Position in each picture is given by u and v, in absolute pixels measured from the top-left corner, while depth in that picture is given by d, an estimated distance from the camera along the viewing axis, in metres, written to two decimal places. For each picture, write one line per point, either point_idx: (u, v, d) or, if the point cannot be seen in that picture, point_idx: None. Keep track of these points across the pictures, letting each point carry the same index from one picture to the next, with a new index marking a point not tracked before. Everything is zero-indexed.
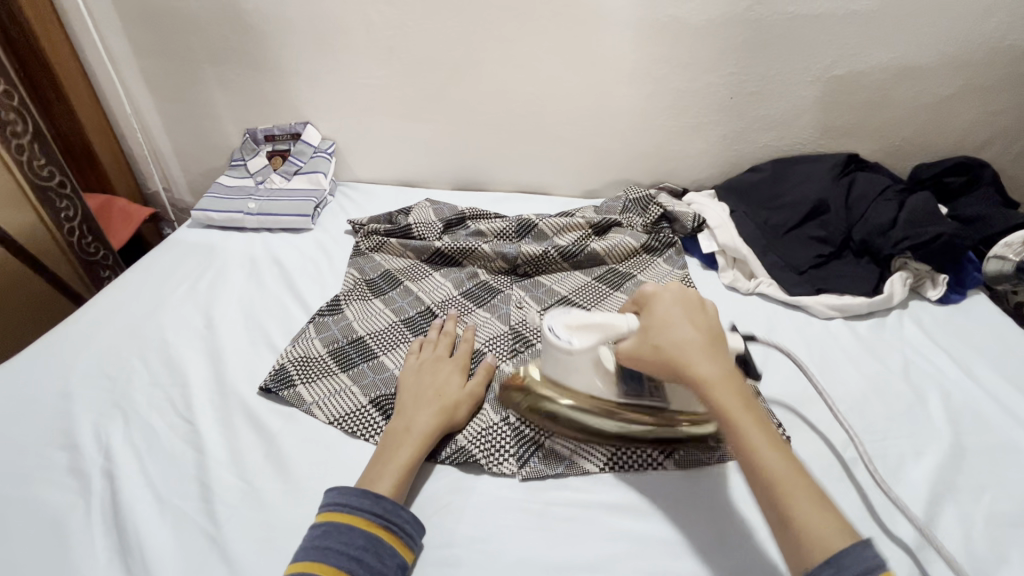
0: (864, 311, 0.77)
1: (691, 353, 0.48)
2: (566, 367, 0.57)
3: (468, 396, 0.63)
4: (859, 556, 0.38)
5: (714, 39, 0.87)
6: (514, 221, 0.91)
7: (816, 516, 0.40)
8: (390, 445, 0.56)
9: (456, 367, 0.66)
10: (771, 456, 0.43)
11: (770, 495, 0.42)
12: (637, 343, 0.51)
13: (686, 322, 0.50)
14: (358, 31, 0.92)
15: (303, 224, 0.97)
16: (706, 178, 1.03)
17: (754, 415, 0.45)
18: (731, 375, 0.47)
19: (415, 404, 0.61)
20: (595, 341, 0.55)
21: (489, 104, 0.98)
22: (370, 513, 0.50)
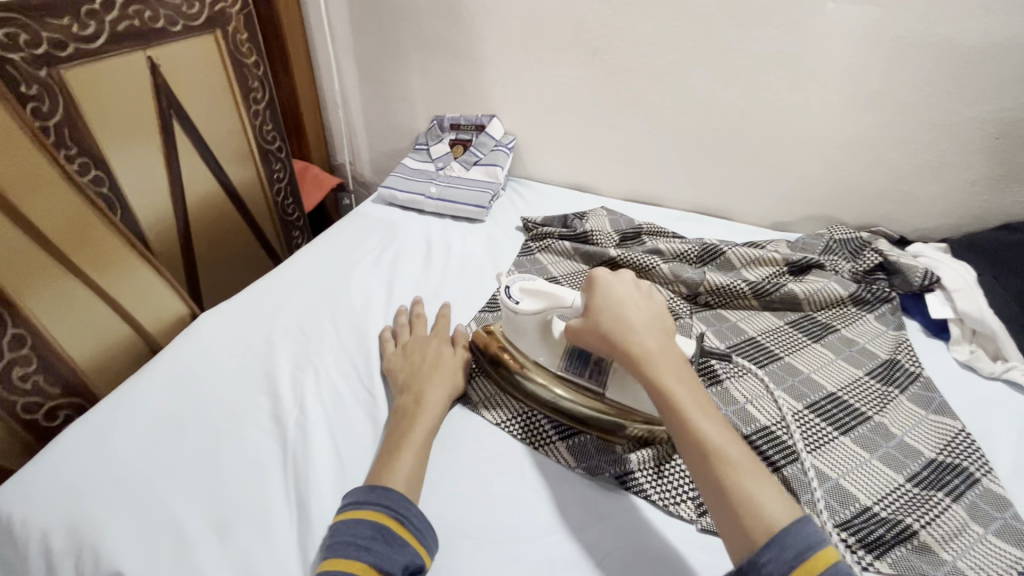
0: None
1: (635, 333, 0.52)
2: (514, 325, 0.64)
3: (460, 365, 0.66)
4: (796, 533, 0.39)
5: (989, 67, 0.72)
6: (698, 244, 0.84)
7: (760, 485, 0.42)
8: (404, 416, 0.58)
9: (439, 340, 0.68)
10: (703, 423, 0.46)
11: (707, 465, 0.44)
12: (583, 322, 0.56)
13: (629, 300, 0.55)
14: (568, 30, 0.90)
15: (478, 215, 0.97)
16: (934, 228, 0.87)
17: (685, 389, 0.48)
18: (666, 352, 0.51)
19: (420, 377, 0.62)
20: (541, 306, 0.61)
21: (687, 116, 0.92)
22: (377, 505, 0.48)
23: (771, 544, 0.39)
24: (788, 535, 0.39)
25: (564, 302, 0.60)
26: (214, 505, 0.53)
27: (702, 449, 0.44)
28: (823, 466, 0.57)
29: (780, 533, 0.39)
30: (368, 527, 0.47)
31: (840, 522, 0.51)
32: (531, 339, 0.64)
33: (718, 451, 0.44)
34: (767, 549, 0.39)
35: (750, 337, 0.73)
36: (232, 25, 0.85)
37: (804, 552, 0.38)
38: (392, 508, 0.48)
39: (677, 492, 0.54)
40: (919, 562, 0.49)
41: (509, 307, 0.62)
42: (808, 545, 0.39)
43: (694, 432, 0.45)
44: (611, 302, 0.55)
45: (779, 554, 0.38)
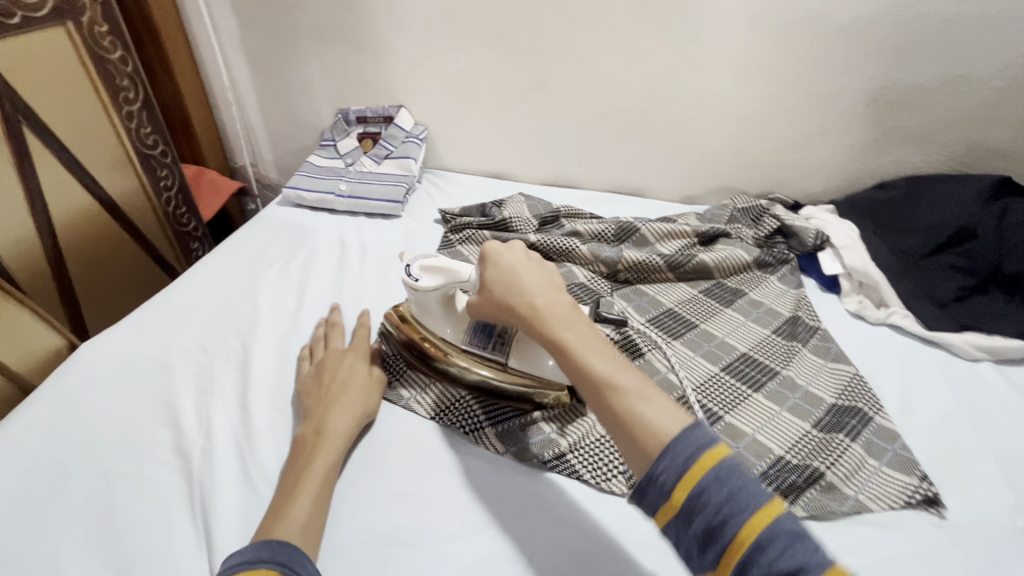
0: (1019, 356, 0.68)
1: (527, 288, 0.51)
2: (419, 303, 0.62)
3: (374, 385, 0.61)
4: (684, 440, 0.39)
5: (858, 39, 0.78)
6: (614, 223, 0.86)
7: (651, 405, 0.42)
8: (302, 451, 0.52)
9: (354, 355, 0.63)
10: (597, 362, 0.45)
11: (603, 398, 0.43)
12: (479, 297, 0.55)
13: (522, 261, 0.54)
14: (470, 12, 0.88)
15: (393, 210, 0.94)
16: (823, 191, 0.94)
17: (581, 335, 0.47)
18: (561, 303, 0.50)
19: (326, 399, 0.57)
20: (440, 283, 0.59)
21: (595, 98, 0.93)
22: (273, 563, 0.41)
23: (664, 455, 0.39)
24: (678, 446, 0.39)
25: (463, 277, 0.58)
26: (106, 554, 0.47)
27: (597, 387, 0.44)
28: (738, 423, 0.60)
29: (671, 446, 0.39)
30: None
31: (758, 473, 0.55)
32: (436, 315, 0.62)
33: (612, 384, 0.43)
34: (660, 461, 0.39)
35: (668, 309, 0.76)
36: (88, 16, 0.75)
37: (692, 455, 0.39)
38: (286, 566, 0.41)
39: (610, 464, 0.55)
40: (826, 500, 0.53)
41: (409, 285, 0.60)
42: (696, 448, 0.39)
43: (590, 372, 0.45)
44: (500, 264, 0.53)
45: (671, 462, 0.39)
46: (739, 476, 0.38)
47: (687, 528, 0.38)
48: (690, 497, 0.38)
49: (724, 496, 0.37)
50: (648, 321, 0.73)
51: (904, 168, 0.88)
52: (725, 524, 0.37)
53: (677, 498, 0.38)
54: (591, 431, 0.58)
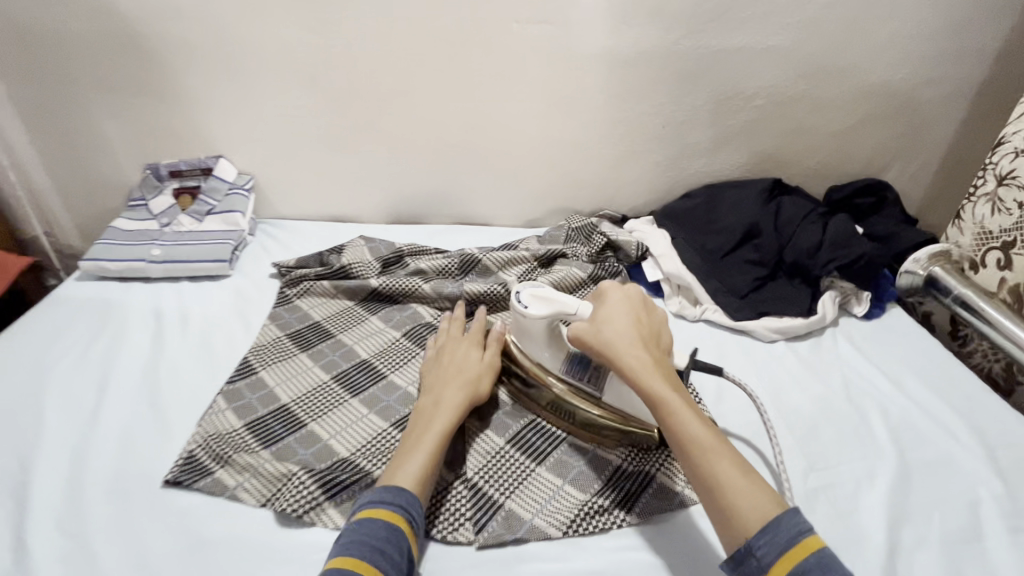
0: (802, 331, 0.81)
1: (633, 346, 0.54)
2: (525, 331, 0.63)
3: (486, 369, 0.64)
4: (789, 520, 0.44)
5: (645, 70, 0.88)
6: (456, 256, 0.87)
7: (727, 472, 0.47)
8: (422, 417, 0.58)
9: (469, 342, 0.67)
10: (694, 427, 0.49)
11: (692, 461, 0.48)
12: (586, 333, 0.57)
13: (630, 318, 0.57)
14: (280, 57, 0.85)
15: (220, 270, 0.86)
16: (644, 204, 1.04)
17: (681, 398, 0.51)
18: (659, 362, 0.54)
19: (440, 380, 0.62)
20: (549, 312, 0.61)
21: (425, 135, 0.94)
22: (396, 505, 0.49)
23: (766, 531, 0.43)
24: (782, 523, 0.44)
25: (571, 310, 0.60)
26: None
27: (691, 451, 0.48)
28: (580, 440, 0.63)
29: (775, 521, 0.44)
30: (383, 527, 0.47)
31: (597, 487, 0.58)
32: (538, 343, 0.63)
33: (704, 446, 0.48)
34: (762, 535, 0.43)
35: None
36: None
37: (796, 536, 0.43)
38: (407, 507, 0.49)
39: (456, 513, 0.55)
40: (658, 500, 0.56)
41: (520, 312, 0.62)
42: (798, 531, 0.43)
43: (687, 438, 0.49)
44: (610, 321, 0.57)
45: (773, 538, 0.43)
46: (836, 566, 0.42)
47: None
48: (791, 575, 0.42)
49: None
50: None
51: (704, 178, 1.00)
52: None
53: (777, 572, 0.42)
54: (434, 482, 0.57)
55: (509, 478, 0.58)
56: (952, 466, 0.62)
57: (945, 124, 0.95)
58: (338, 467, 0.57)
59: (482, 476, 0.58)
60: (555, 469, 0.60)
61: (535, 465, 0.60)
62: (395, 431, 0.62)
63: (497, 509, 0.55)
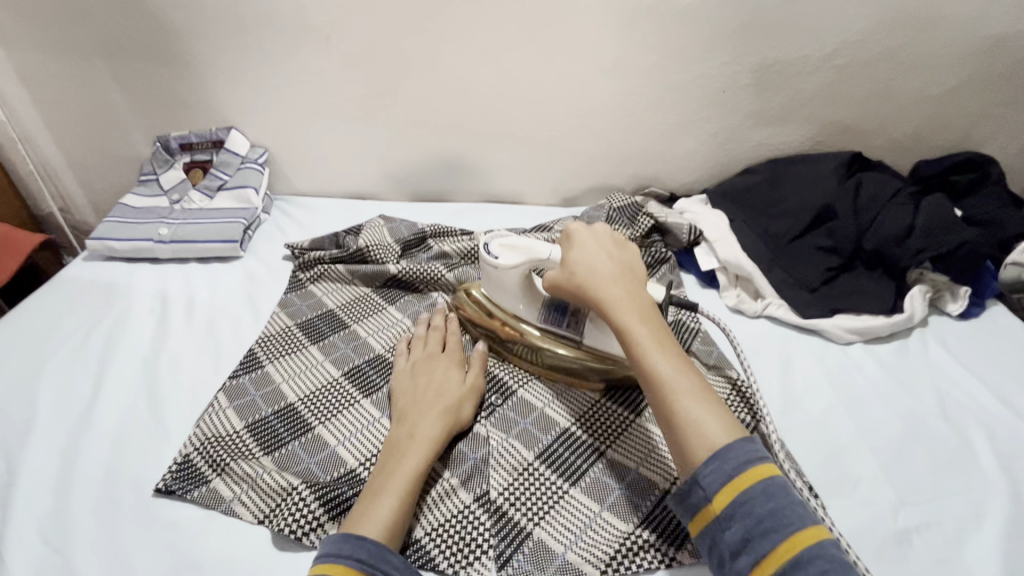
0: (885, 333, 0.69)
1: (604, 279, 0.52)
2: (496, 284, 0.59)
3: (469, 393, 0.56)
4: (739, 449, 0.41)
5: (705, 24, 0.76)
6: (484, 239, 0.78)
7: (693, 404, 0.43)
8: (394, 451, 0.50)
9: (449, 360, 0.59)
10: (659, 357, 0.46)
11: (656, 393, 0.45)
12: (559, 274, 0.55)
13: (602, 253, 0.54)
14: (290, 16, 0.76)
15: (230, 252, 0.80)
16: (696, 181, 0.92)
17: (651, 328, 0.48)
18: (634, 293, 0.51)
19: (415, 406, 0.54)
20: (520, 262, 0.56)
21: (450, 102, 0.84)
22: (353, 559, 0.41)
23: (712, 462, 0.40)
24: (727, 451, 0.40)
25: (544, 256, 0.56)
26: None
27: (654, 383, 0.45)
28: (621, 458, 0.54)
29: (722, 451, 0.41)
30: None
31: (641, 516, 0.49)
32: (512, 295, 0.59)
33: (672, 379, 0.45)
34: (708, 467, 0.40)
35: None
36: None
37: (744, 464, 0.40)
38: (364, 562, 0.41)
39: (474, 544, 0.47)
40: None
41: (490, 265, 0.57)
42: (747, 459, 0.40)
43: (652, 369, 0.46)
44: (578, 255, 0.54)
45: (718, 467, 0.40)
46: (788, 494, 0.39)
47: (721, 534, 0.39)
48: (733, 504, 0.39)
49: (768, 509, 0.38)
50: None
51: (767, 152, 0.87)
52: (763, 537, 0.38)
53: (720, 501, 0.40)
54: (450, 505, 0.50)
55: (537, 502, 0.50)
56: None
57: None
58: (345, 482, 0.50)
59: (506, 499, 0.50)
60: (591, 493, 0.51)
61: (568, 486, 0.51)
62: None
63: (522, 541, 0.48)
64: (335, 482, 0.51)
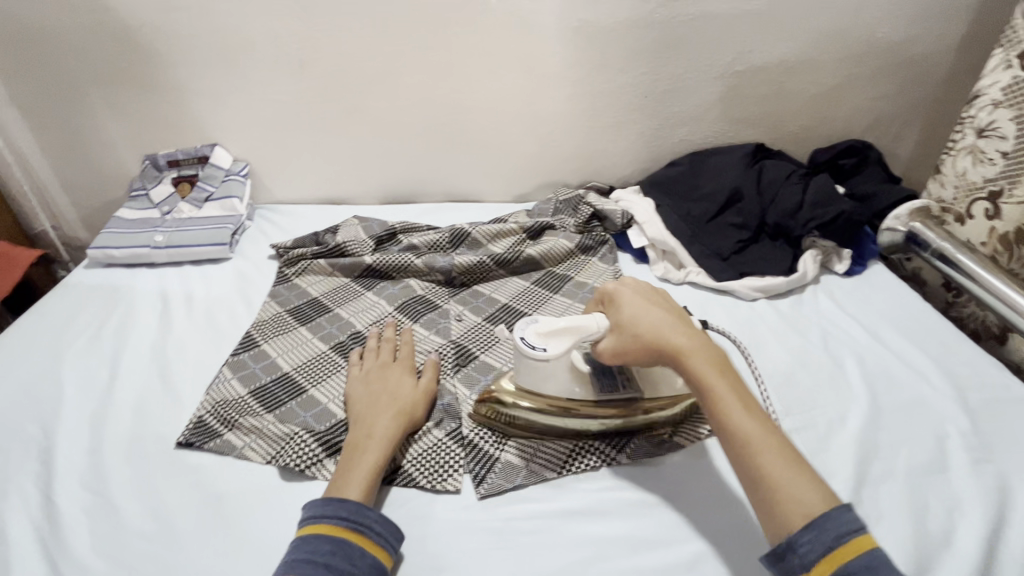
0: (783, 290, 0.83)
1: (673, 332, 0.51)
2: (546, 373, 0.57)
3: (422, 397, 0.63)
4: (836, 519, 0.41)
5: (625, 40, 0.90)
6: (447, 231, 0.90)
7: (774, 462, 0.44)
8: (355, 448, 0.56)
9: (401, 369, 0.65)
10: (739, 416, 0.46)
11: (742, 455, 0.45)
12: (618, 337, 0.53)
13: (659, 309, 0.53)
14: (266, 44, 0.87)
15: (221, 254, 0.89)
16: (630, 174, 1.06)
17: (725, 382, 0.48)
18: (707, 347, 0.50)
19: (370, 409, 0.60)
20: (568, 344, 0.55)
21: (412, 114, 0.96)
22: (334, 518, 0.48)
23: (810, 529, 0.41)
24: (826, 519, 0.41)
25: (592, 328, 0.55)
26: None
27: (741, 446, 0.45)
28: None
29: (820, 518, 0.41)
30: (325, 541, 0.47)
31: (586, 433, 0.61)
32: (560, 380, 0.57)
33: (756, 440, 0.45)
34: (806, 534, 0.41)
35: (503, 304, 0.81)
36: None
37: (841, 535, 0.40)
38: (350, 520, 0.49)
39: (451, 466, 0.58)
40: (646, 443, 0.60)
41: (539, 354, 0.56)
42: (848, 531, 0.40)
43: (735, 430, 0.46)
44: (637, 312, 0.53)
45: (816, 537, 0.41)
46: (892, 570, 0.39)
47: None
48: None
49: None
50: (483, 319, 0.78)
51: (688, 146, 1.02)
52: None
53: (818, 572, 0.40)
54: (427, 440, 0.61)
55: (502, 433, 0.62)
56: (923, 406, 0.65)
57: (925, 81, 0.96)
58: (338, 428, 0.61)
59: (476, 433, 0.62)
60: None
61: None
62: None
63: (492, 462, 0.59)
64: (329, 428, 0.61)
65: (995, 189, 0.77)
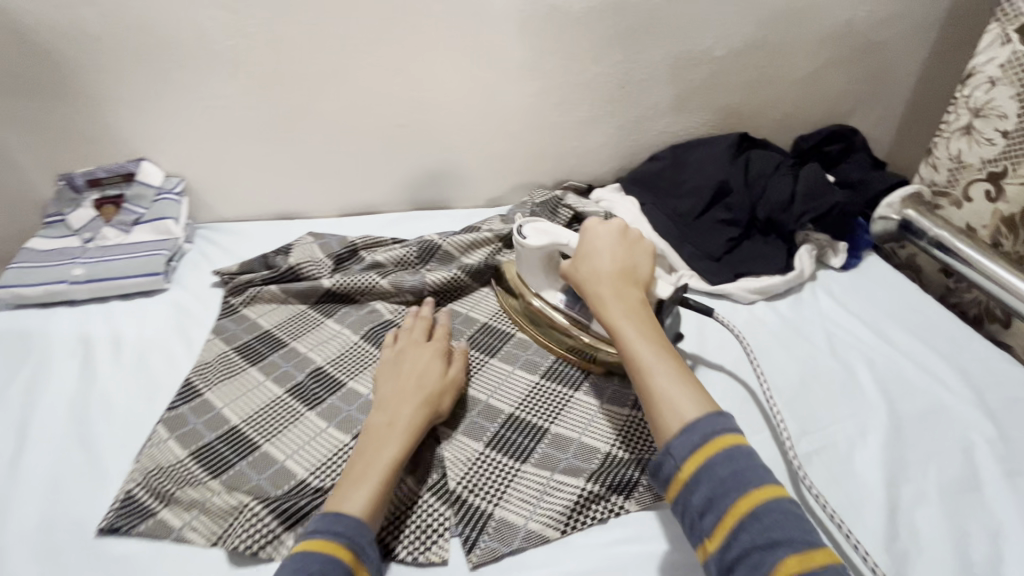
0: (781, 290, 0.78)
1: (600, 277, 0.57)
2: (526, 264, 0.67)
3: (450, 386, 0.58)
4: (706, 421, 0.43)
5: (597, 27, 0.82)
6: (415, 244, 0.81)
7: (659, 380, 0.47)
8: (373, 438, 0.51)
9: (434, 348, 0.61)
10: (636, 341, 0.51)
11: (636, 373, 0.49)
12: (569, 271, 0.61)
13: (614, 247, 0.59)
14: (192, 42, 0.76)
15: (154, 286, 0.78)
16: (609, 171, 0.99)
17: (632, 318, 0.53)
18: (624, 291, 0.55)
19: (399, 394, 0.55)
20: (545, 244, 0.63)
21: (367, 116, 0.86)
22: (335, 534, 0.43)
23: (680, 433, 0.43)
24: (697, 423, 0.43)
25: (564, 243, 0.63)
26: None
27: (635, 366, 0.49)
28: (565, 433, 0.58)
29: (691, 423, 0.43)
30: (317, 559, 0.41)
31: (588, 476, 0.54)
32: (538, 274, 0.67)
33: (648, 362, 0.49)
34: (677, 437, 0.43)
35: (482, 324, 0.72)
36: None
37: (723, 454, 0.41)
38: (350, 539, 0.43)
39: (435, 527, 0.50)
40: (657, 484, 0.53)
41: (518, 242, 0.65)
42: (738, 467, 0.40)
43: (633, 353, 0.50)
44: (584, 252, 0.59)
45: (685, 437, 0.43)
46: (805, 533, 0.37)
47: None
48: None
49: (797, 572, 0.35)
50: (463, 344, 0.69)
51: (668, 139, 0.96)
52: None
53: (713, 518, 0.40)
54: (406, 498, 0.52)
55: (493, 483, 0.54)
56: (945, 414, 0.60)
57: (906, 63, 0.93)
58: (298, 493, 0.52)
59: (464, 486, 0.53)
60: (542, 464, 0.55)
61: (520, 464, 0.55)
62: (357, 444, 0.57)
63: (486, 521, 0.51)
64: (287, 494, 0.52)
65: (996, 170, 0.74)
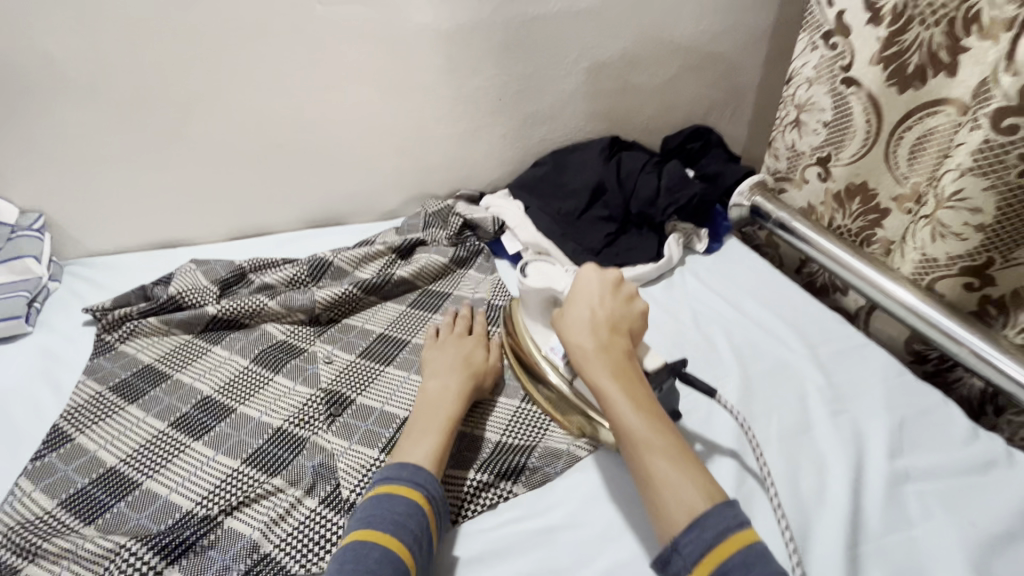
0: (653, 276, 0.86)
1: (581, 332, 0.53)
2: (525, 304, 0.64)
3: (492, 369, 0.66)
4: (718, 515, 0.42)
5: (470, 43, 0.87)
6: (305, 262, 0.80)
7: (658, 463, 0.46)
8: (427, 404, 0.59)
9: (479, 339, 0.69)
10: (627, 416, 0.48)
11: (633, 454, 0.47)
12: (556, 318, 0.57)
13: (602, 297, 0.56)
14: (39, 69, 0.72)
15: (13, 330, 0.72)
16: (499, 178, 1.03)
17: (623, 385, 0.50)
18: (611, 351, 0.52)
19: (448, 369, 0.63)
20: (542, 288, 0.61)
21: (246, 137, 0.85)
22: (427, 492, 0.49)
23: (690, 529, 0.42)
24: (706, 519, 0.42)
25: (559, 290, 0.60)
26: None
27: (630, 443, 0.47)
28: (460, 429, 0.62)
29: (699, 518, 0.42)
30: (410, 513, 0.47)
31: (480, 466, 0.58)
32: (535, 317, 0.64)
33: (644, 441, 0.47)
34: (687, 533, 0.42)
35: (378, 334, 0.74)
36: None
37: (722, 532, 0.41)
38: (432, 497, 0.50)
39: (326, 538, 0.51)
40: (540, 466, 0.58)
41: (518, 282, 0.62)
42: (726, 529, 0.41)
43: (624, 428, 0.48)
44: (572, 299, 0.56)
45: (697, 536, 0.42)
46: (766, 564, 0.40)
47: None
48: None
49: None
50: (357, 356, 0.70)
51: (550, 144, 1.02)
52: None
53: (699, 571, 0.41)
54: (298, 514, 0.53)
55: None
56: (786, 370, 0.69)
57: (746, 69, 1.05)
58: (183, 526, 0.51)
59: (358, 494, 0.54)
60: None
61: None
62: (248, 467, 0.57)
63: None
64: (170, 529, 0.51)
65: (823, 156, 0.83)
